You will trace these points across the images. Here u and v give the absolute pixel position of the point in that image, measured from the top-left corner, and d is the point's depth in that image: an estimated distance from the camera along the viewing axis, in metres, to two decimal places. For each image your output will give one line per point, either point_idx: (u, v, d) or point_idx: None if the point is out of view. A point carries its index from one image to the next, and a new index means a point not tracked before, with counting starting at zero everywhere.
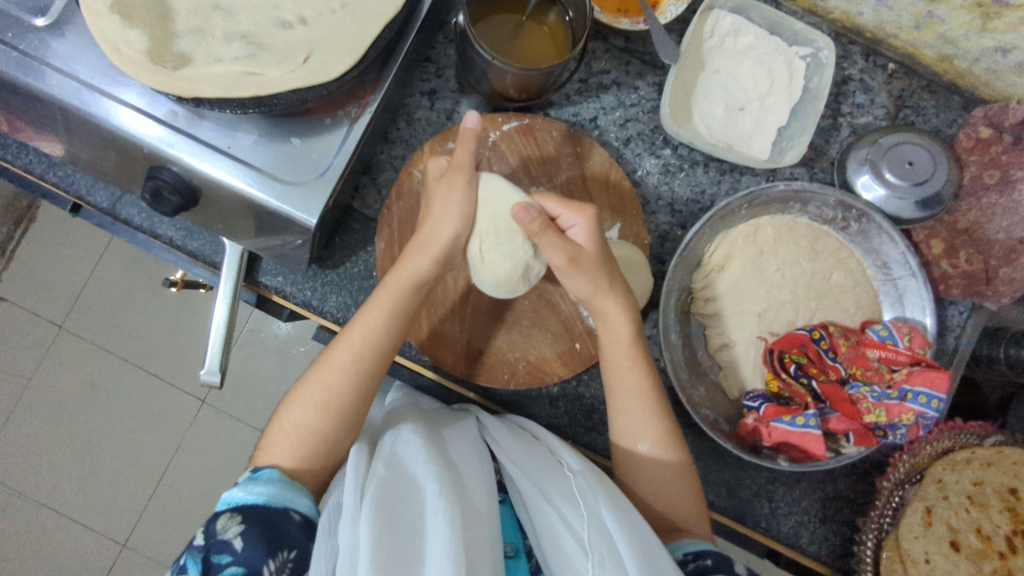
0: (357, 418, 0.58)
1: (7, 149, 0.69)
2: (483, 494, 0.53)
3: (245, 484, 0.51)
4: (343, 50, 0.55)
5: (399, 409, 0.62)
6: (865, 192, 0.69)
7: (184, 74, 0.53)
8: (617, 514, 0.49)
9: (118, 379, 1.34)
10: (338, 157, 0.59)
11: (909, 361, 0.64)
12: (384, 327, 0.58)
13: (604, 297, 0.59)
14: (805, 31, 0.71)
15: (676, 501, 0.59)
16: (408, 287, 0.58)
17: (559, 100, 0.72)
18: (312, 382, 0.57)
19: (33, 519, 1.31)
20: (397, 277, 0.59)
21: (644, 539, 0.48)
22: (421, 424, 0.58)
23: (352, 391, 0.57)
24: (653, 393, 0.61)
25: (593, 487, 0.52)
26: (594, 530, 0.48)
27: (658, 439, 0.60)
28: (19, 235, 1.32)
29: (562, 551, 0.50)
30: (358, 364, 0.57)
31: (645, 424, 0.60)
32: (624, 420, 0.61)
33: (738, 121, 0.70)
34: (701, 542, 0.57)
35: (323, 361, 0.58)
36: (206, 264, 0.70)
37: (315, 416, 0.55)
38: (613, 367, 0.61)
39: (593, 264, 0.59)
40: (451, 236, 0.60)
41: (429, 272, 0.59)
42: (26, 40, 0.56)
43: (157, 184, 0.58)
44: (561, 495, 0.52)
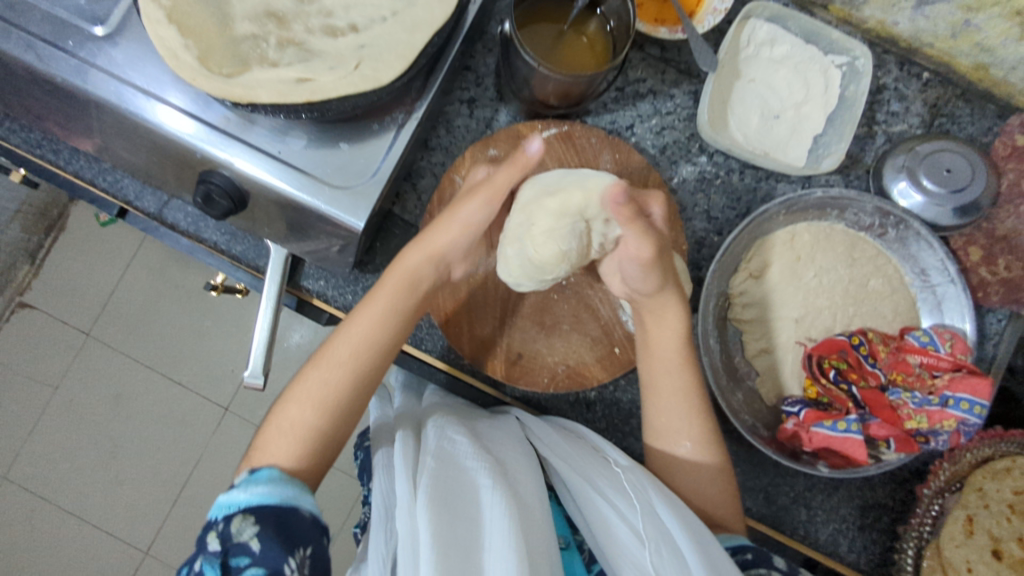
0: (350, 418, 0.58)
1: (58, 155, 0.70)
2: (537, 489, 0.54)
3: (246, 484, 0.51)
4: (393, 57, 0.56)
5: (442, 407, 0.63)
6: (902, 199, 0.70)
7: (240, 81, 0.54)
8: (673, 510, 0.49)
9: (144, 384, 1.36)
10: (386, 163, 0.60)
11: (951, 368, 0.64)
12: (380, 326, 0.59)
13: (666, 294, 0.61)
14: (841, 40, 0.72)
15: (719, 499, 0.60)
16: (408, 285, 0.60)
17: (596, 108, 0.73)
18: (309, 377, 0.58)
19: (57, 525, 1.32)
20: (395, 273, 0.61)
21: (700, 532, 0.48)
22: (463, 421, 0.58)
23: (350, 389, 0.58)
24: (698, 390, 0.62)
25: (647, 485, 0.52)
26: (651, 523, 0.48)
27: (705, 441, 0.61)
28: (48, 243, 1.35)
29: (616, 543, 0.49)
30: (357, 360, 0.58)
31: (690, 421, 0.61)
32: (667, 416, 0.61)
33: (773, 128, 0.71)
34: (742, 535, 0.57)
35: (320, 359, 0.59)
36: (249, 268, 0.71)
37: (310, 412, 0.56)
38: (666, 377, 0.61)
39: (666, 252, 0.61)
40: (455, 245, 0.62)
41: (426, 270, 0.61)
42: (85, 47, 0.58)
43: (207, 188, 0.59)
44: (614, 489, 0.52)
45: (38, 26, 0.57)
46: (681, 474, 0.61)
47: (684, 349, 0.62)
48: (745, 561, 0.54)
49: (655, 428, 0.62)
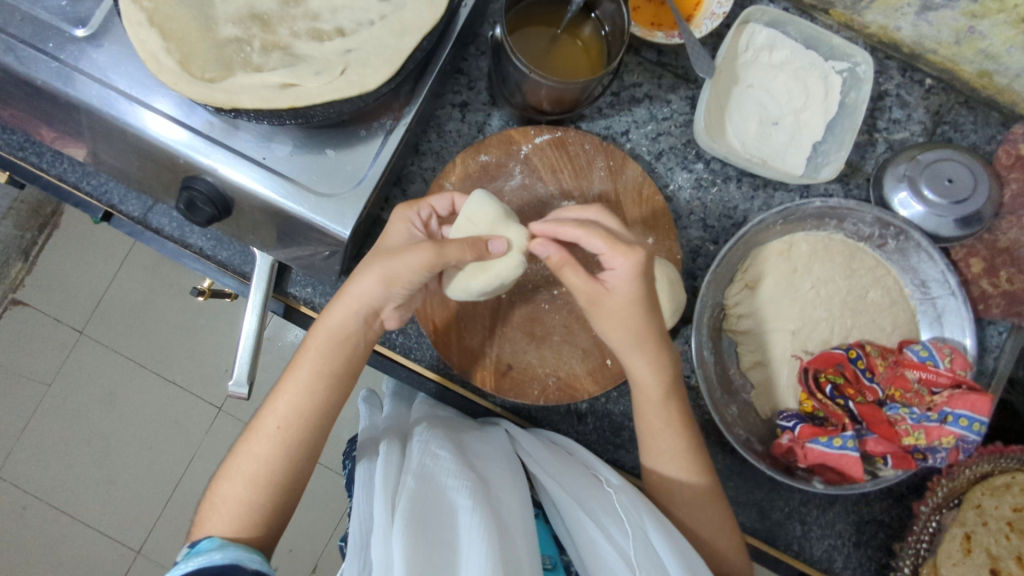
0: (292, 485, 0.55)
1: (41, 158, 0.69)
2: (521, 507, 0.53)
3: (185, 555, 0.48)
4: (380, 62, 0.55)
5: (428, 419, 0.62)
6: (903, 209, 0.68)
7: (222, 85, 0.53)
8: (662, 532, 0.48)
9: (136, 384, 1.35)
10: (373, 169, 0.59)
11: (950, 384, 0.63)
12: (307, 391, 0.56)
13: (633, 351, 0.57)
14: (842, 46, 0.70)
15: (705, 518, 0.58)
16: (330, 345, 0.56)
17: (591, 113, 0.71)
18: (239, 454, 0.55)
19: (48, 524, 1.31)
20: (316, 333, 0.57)
21: (689, 556, 0.47)
22: (447, 436, 0.57)
23: (284, 459, 0.54)
24: (686, 430, 0.60)
25: (635, 506, 0.52)
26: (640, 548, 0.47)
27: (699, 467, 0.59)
28: (42, 241, 1.35)
29: (601, 563, 0.48)
30: (286, 431, 0.55)
31: (676, 463, 0.59)
32: (659, 466, 0.60)
33: (772, 135, 0.69)
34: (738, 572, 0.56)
35: (251, 433, 0.56)
36: (235, 274, 0.69)
37: (244, 488, 0.53)
38: (655, 408, 0.59)
39: (625, 309, 0.55)
40: (379, 296, 0.56)
41: (350, 325, 0.56)
42: (66, 50, 0.56)
43: (191, 194, 0.58)
44: (602, 509, 0.51)
45: (17, 28, 0.56)
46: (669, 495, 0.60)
47: (665, 385, 0.59)
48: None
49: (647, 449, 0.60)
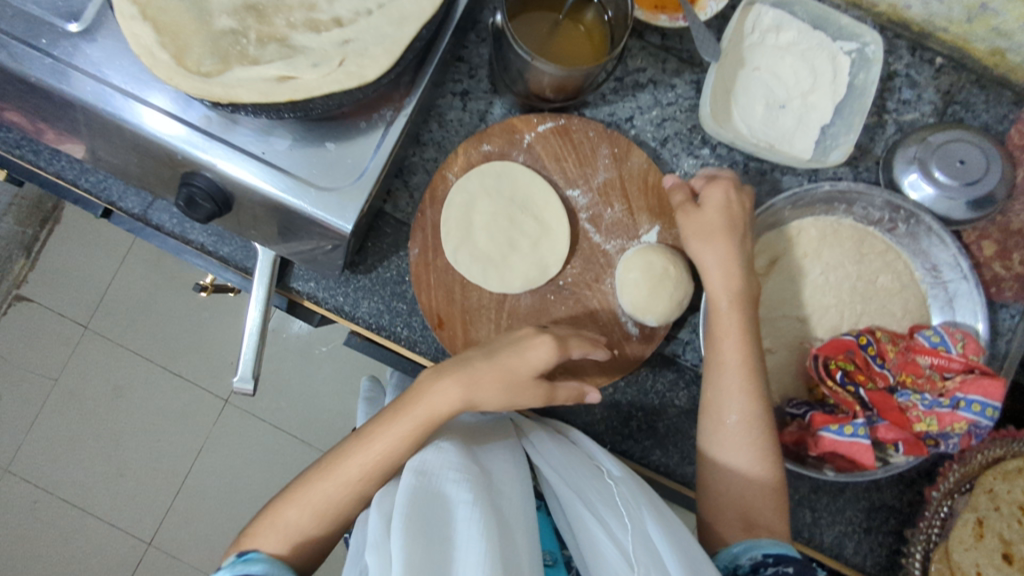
0: (345, 525, 0.55)
1: (38, 155, 0.68)
2: (521, 504, 0.53)
3: (235, 560, 0.50)
4: (379, 52, 0.54)
5: (441, 421, 0.62)
6: (912, 191, 0.67)
7: (220, 79, 0.52)
8: (662, 527, 0.48)
9: (142, 378, 1.35)
10: (374, 161, 0.58)
11: (962, 368, 0.62)
12: (398, 457, 0.54)
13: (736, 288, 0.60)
14: (851, 26, 0.68)
15: (758, 501, 0.57)
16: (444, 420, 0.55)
17: (594, 100, 0.70)
18: (309, 490, 0.53)
19: (60, 518, 1.32)
20: (438, 402, 0.55)
21: (691, 555, 0.47)
22: (456, 435, 0.57)
23: (353, 510, 0.54)
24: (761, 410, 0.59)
25: (636, 500, 0.52)
26: (640, 544, 0.46)
27: (760, 450, 0.58)
28: (44, 236, 1.35)
29: (599, 558, 0.48)
30: (366, 484, 0.54)
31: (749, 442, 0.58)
32: (733, 448, 0.58)
33: (778, 119, 0.68)
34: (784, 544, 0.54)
35: (322, 475, 0.54)
36: (237, 270, 0.69)
37: (309, 521, 0.53)
38: (730, 378, 0.59)
39: (719, 225, 0.61)
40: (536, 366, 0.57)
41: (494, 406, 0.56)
42: (59, 46, 0.55)
43: (190, 191, 0.57)
44: (604, 504, 0.50)
45: (9, 24, 0.55)
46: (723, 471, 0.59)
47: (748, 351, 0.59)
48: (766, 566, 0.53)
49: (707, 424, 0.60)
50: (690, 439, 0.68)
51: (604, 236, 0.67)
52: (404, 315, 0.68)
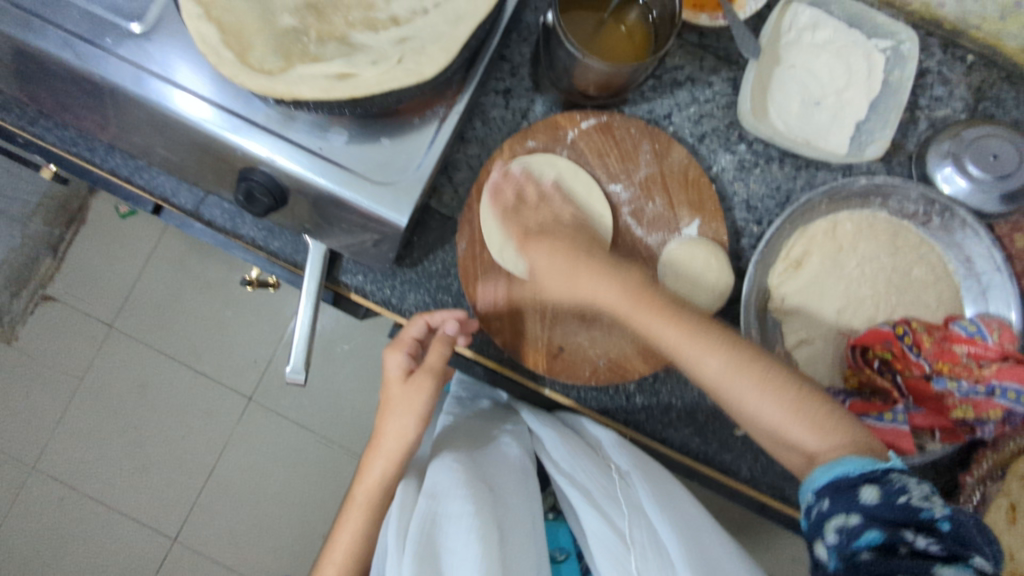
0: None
1: (94, 152, 0.70)
2: (526, 515, 0.62)
3: None
4: (435, 50, 0.55)
5: (446, 436, 0.72)
6: (945, 184, 0.69)
7: (283, 77, 0.54)
8: (660, 509, 0.57)
9: (167, 376, 1.37)
10: (428, 156, 0.60)
11: (998, 357, 0.62)
12: (362, 538, 0.64)
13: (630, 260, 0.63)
14: (885, 23, 0.70)
15: (793, 429, 0.54)
16: (378, 496, 0.64)
17: (633, 97, 0.72)
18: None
19: (86, 514, 1.34)
20: (362, 483, 0.65)
21: (688, 537, 0.55)
22: (462, 453, 0.66)
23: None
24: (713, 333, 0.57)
25: (637, 492, 0.61)
26: (636, 529, 0.57)
27: (750, 370, 0.56)
28: (70, 236, 1.37)
29: (603, 543, 0.58)
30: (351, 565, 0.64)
31: (721, 368, 0.56)
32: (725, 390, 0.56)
33: (815, 115, 0.70)
34: (834, 468, 0.50)
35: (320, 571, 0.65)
36: (286, 263, 0.71)
37: None
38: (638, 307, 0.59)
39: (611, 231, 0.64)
40: (405, 437, 0.65)
41: (391, 477, 0.64)
42: (125, 45, 0.57)
43: (249, 185, 0.59)
44: (607, 499, 0.60)
45: (76, 24, 0.57)
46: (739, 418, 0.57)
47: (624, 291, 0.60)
48: (821, 513, 0.48)
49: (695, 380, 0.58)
50: (728, 427, 0.70)
51: (646, 230, 0.68)
52: (450, 307, 0.70)
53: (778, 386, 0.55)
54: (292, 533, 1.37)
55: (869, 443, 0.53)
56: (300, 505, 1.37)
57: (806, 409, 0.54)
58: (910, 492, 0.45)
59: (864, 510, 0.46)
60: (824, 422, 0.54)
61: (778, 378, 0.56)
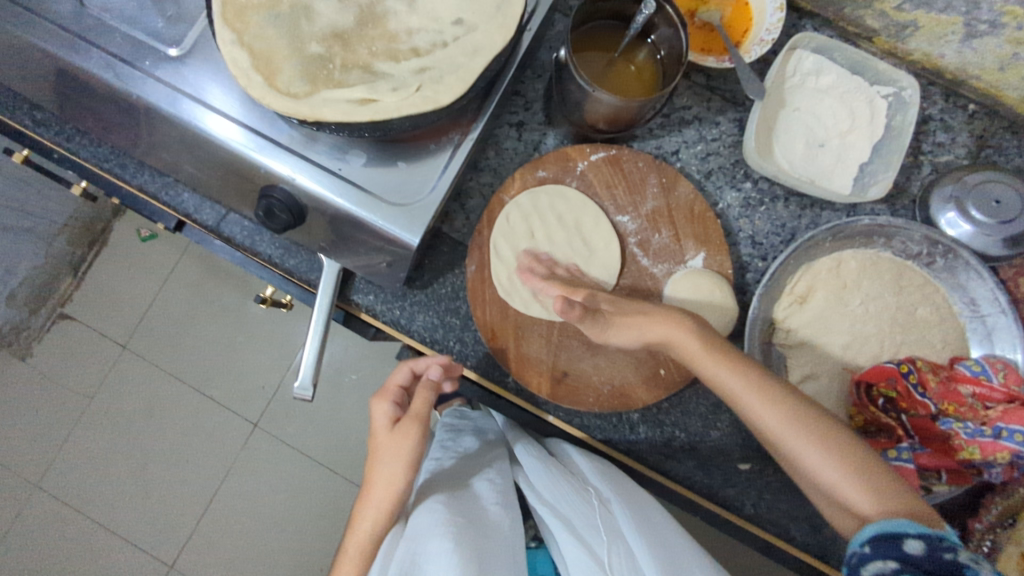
0: None
1: (124, 169, 0.73)
2: (510, 547, 0.61)
3: None
4: (453, 81, 0.58)
5: (432, 479, 0.70)
6: (950, 228, 0.70)
7: (308, 100, 0.57)
8: (639, 536, 0.56)
9: (175, 398, 1.38)
10: (441, 180, 0.62)
11: (1005, 399, 0.63)
12: None
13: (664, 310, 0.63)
14: (887, 71, 0.73)
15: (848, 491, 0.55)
16: (372, 546, 0.61)
17: (642, 134, 0.74)
18: None
19: (84, 536, 1.33)
20: (355, 532, 0.61)
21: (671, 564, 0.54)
22: (446, 491, 0.66)
23: None
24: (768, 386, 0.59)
25: (616, 518, 0.59)
26: (614, 555, 0.55)
27: (810, 428, 0.57)
28: (91, 257, 1.40)
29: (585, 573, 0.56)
30: None
31: (779, 418, 0.58)
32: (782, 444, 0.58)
33: (818, 156, 0.72)
34: (876, 523, 0.52)
35: None
36: (301, 281, 0.73)
37: None
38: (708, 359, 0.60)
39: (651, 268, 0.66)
40: (397, 483, 0.62)
41: (383, 524, 0.61)
42: (162, 67, 0.60)
43: (269, 202, 0.61)
44: (587, 528, 0.59)
45: (118, 47, 0.60)
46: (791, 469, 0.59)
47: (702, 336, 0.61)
48: (859, 557, 0.51)
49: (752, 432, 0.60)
50: (732, 462, 0.70)
51: (651, 261, 0.70)
52: (457, 329, 0.71)
53: (838, 445, 0.57)
54: (288, 565, 1.35)
55: (920, 509, 0.53)
56: (299, 535, 1.36)
57: (865, 469, 0.55)
58: (957, 551, 0.48)
59: (905, 557, 0.49)
60: (881, 485, 0.54)
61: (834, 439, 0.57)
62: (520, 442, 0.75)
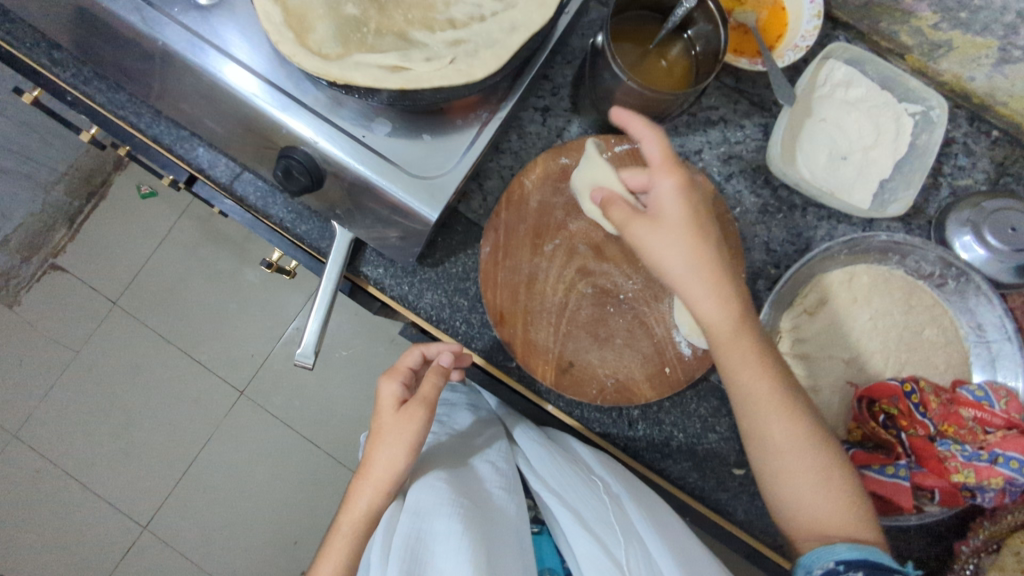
0: None
1: (139, 118, 0.72)
2: (511, 528, 0.62)
3: None
4: (488, 56, 0.57)
5: (432, 454, 0.70)
6: (964, 251, 0.70)
7: (339, 62, 0.56)
8: (651, 533, 0.57)
9: (163, 359, 1.37)
10: (466, 157, 0.61)
11: (1004, 425, 0.64)
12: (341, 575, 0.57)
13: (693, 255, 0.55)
14: (918, 89, 0.72)
15: (826, 515, 0.55)
16: (365, 525, 0.59)
17: (667, 130, 0.74)
18: None
19: (59, 490, 1.31)
20: (351, 509, 0.60)
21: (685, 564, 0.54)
22: (449, 468, 0.65)
23: None
24: (778, 384, 0.56)
25: (627, 514, 0.59)
26: (629, 553, 0.55)
27: (810, 448, 0.55)
28: (88, 209, 1.37)
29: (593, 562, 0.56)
30: None
31: (780, 415, 0.55)
32: (784, 458, 0.56)
33: (840, 169, 0.71)
34: (862, 547, 0.51)
35: None
36: (309, 248, 0.72)
37: None
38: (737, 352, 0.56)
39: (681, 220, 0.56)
40: (396, 463, 0.60)
41: (378, 502, 0.60)
42: (190, 15, 0.59)
43: (288, 163, 0.59)
44: (597, 520, 0.58)
45: None
46: (798, 523, 0.56)
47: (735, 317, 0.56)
48: None
49: (748, 435, 0.57)
50: (727, 466, 0.70)
51: None
52: (465, 310, 0.70)
53: (827, 469, 0.55)
54: (265, 536, 1.34)
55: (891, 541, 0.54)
56: (278, 507, 1.35)
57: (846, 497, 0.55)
58: None
59: None
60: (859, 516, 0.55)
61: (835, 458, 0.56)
62: (518, 428, 0.75)
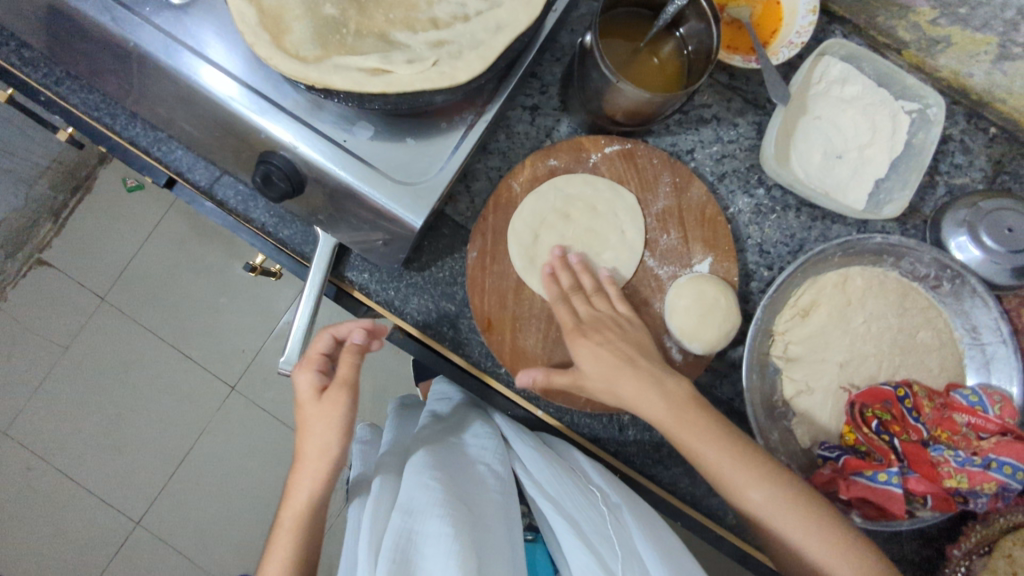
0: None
1: (115, 120, 0.70)
2: (503, 532, 0.60)
3: None
4: (472, 58, 0.56)
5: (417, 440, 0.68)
6: (959, 252, 0.69)
7: (318, 64, 0.54)
8: (651, 549, 0.55)
9: (153, 355, 1.35)
10: (451, 161, 0.59)
11: (998, 431, 0.62)
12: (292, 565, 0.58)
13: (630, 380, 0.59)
14: (915, 86, 0.71)
15: (838, 570, 0.53)
16: (307, 515, 0.60)
17: (658, 129, 0.72)
18: None
19: (50, 487, 1.30)
20: (292, 498, 0.60)
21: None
22: (434, 457, 0.63)
23: None
24: (742, 444, 0.57)
25: (625, 527, 0.58)
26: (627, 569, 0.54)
27: (801, 509, 0.54)
28: (73, 204, 1.35)
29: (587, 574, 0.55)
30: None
31: (757, 478, 0.55)
32: (779, 525, 0.54)
33: (835, 168, 0.70)
34: None
35: None
36: (292, 253, 0.71)
37: None
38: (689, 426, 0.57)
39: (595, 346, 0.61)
40: (331, 449, 0.61)
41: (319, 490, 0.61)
42: (162, 14, 0.56)
43: (268, 169, 0.58)
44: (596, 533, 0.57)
45: None
46: None
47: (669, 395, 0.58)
48: None
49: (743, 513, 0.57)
50: None
51: (657, 261, 0.69)
52: (452, 316, 0.69)
53: (824, 522, 0.54)
54: (258, 532, 1.34)
55: None
56: (271, 503, 1.35)
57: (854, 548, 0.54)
58: None
59: None
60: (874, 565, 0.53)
61: (812, 509, 0.55)
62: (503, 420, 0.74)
